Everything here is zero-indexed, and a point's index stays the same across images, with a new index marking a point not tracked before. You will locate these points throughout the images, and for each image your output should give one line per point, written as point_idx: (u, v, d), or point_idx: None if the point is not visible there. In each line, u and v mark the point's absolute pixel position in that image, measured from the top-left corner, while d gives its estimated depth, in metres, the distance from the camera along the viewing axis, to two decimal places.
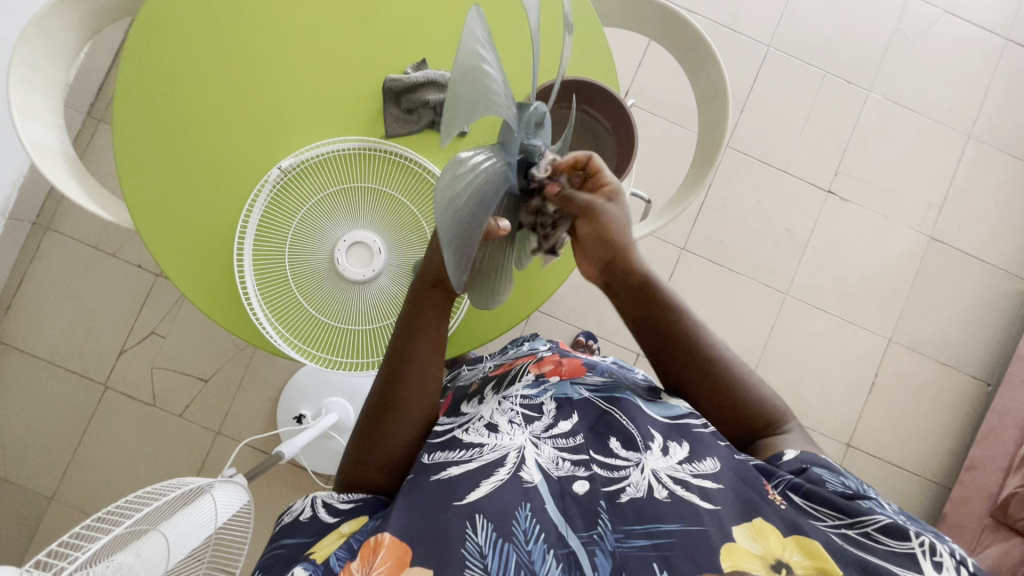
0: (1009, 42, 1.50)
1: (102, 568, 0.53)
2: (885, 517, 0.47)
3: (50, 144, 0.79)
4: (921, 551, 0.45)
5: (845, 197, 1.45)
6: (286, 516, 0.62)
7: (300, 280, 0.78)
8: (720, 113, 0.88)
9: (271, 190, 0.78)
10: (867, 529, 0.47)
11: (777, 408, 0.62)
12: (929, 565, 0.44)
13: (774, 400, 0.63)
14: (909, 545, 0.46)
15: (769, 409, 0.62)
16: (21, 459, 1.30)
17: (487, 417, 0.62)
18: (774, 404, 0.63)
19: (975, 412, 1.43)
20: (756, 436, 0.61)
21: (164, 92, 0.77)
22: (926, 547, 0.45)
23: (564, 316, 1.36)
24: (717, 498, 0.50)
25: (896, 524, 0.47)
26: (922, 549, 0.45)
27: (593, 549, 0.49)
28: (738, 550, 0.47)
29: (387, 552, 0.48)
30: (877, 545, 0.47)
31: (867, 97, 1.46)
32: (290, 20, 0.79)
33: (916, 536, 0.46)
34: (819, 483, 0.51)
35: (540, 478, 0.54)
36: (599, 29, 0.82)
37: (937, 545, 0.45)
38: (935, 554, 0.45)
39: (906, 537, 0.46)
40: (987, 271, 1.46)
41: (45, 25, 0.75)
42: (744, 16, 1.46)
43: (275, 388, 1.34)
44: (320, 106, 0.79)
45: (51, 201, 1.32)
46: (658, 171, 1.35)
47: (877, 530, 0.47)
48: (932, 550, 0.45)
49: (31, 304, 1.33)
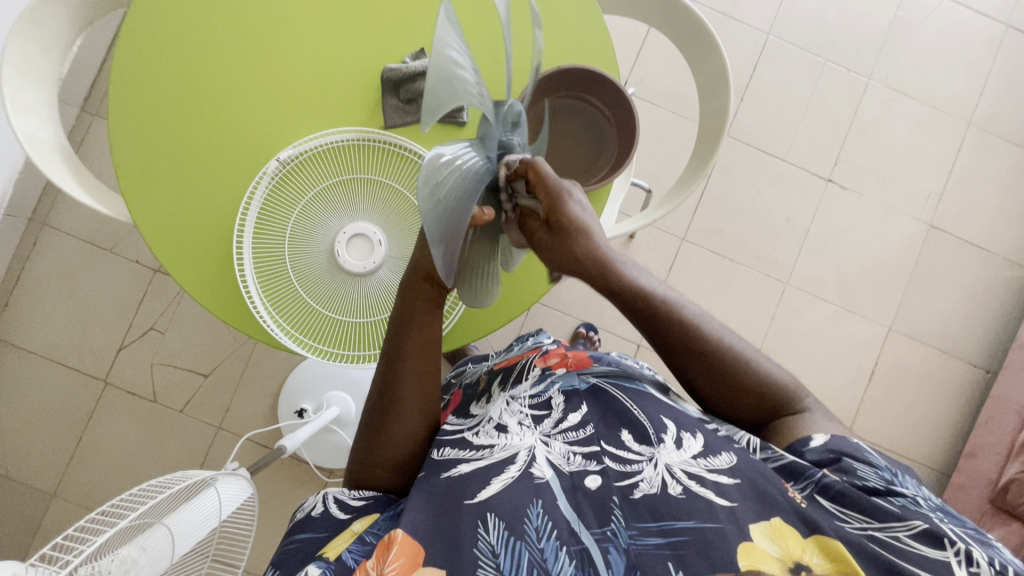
0: (1009, 29, 1.49)
1: (108, 562, 0.52)
2: (923, 523, 0.46)
3: (45, 137, 0.78)
4: (957, 560, 0.44)
5: (845, 185, 1.44)
6: (298, 512, 0.61)
7: (300, 273, 0.77)
8: (721, 100, 0.87)
9: (270, 182, 0.77)
10: (897, 534, 0.46)
11: (791, 387, 0.61)
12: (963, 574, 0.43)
13: (787, 379, 0.61)
14: (944, 553, 0.44)
15: (784, 387, 0.61)
16: (22, 456, 1.30)
17: (496, 419, 0.61)
18: (789, 383, 0.61)
19: (975, 398, 1.44)
20: (771, 418, 0.61)
21: (163, 76, 0.76)
22: (961, 556, 0.43)
23: (564, 307, 1.36)
24: (733, 493, 0.50)
25: (930, 530, 0.45)
26: (958, 558, 0.44)
27: (607, 546, 0.50)
28: (757, 551, 0.47)
29: (400, 549, 0.48)
30: (910, 549, 0.45)
31: (867, 84, 1.46)
32: (291, 14, 0.78)
33: (952, 544, 0.44)
34: (850, 474, 0.51)
35: (551, 474, 0.54)
36: (598, 16, 0.81)
37: (975, 552, 0.44)
38: (972, 564, 0.43)
39: (942, 546, 0.44)
40: (987, 258, 1.46)
41: (36, 19, 0.74)
42: (744, 4, 1.45)
43: (274, 382, 1.34)
44: (320, 98, 0.79)
45: (47, 196, 1.31)
46: (657, 162, 1.35)
47: (909, 535, 0.46)
48: (968, 560, 0.43)
49: (28, 300, 1.32)
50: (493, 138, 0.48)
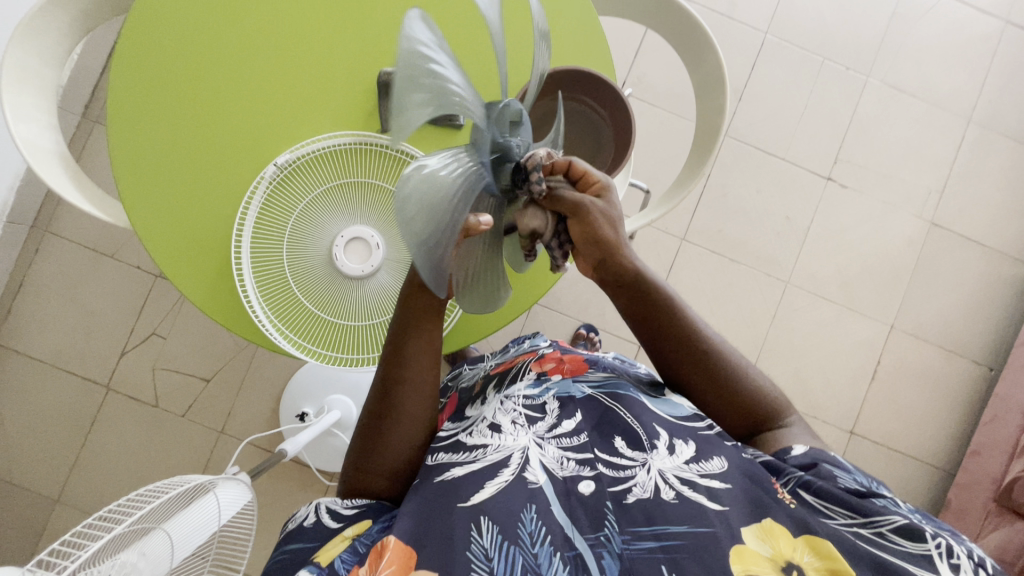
0: (1009, 25, 1.48)
1: (107, 567, 0.52)
2: (902, 518, 0.48)
3: (45, 144, 0.79)
4: (938, 552, 0.45)
5: (845, 183, 1.44)
6: (291, 522, 0.61)
7: (299, 278, 0.77)
8: (718, 100, 0.86)
9: (268, 187, 0.77)
10: (881, 529, 0.48)
11: (778, 400, 0.63)
12: (945, 566, 0.45)
13: (774, 392, 0.63)
14: (925, 547, 0.46)
15: (772, 401, 0.62)
16: (25, 462, 1.30)
17: (490, 418, 0.62)
18: (775, 396, 0.63)
19: (979, 396, 1.43)
20: (758, 430, 0.62)
21: (163, 80, 0.77)
22: (942, 549, 0.45)
23: (564, 309, 1.36)
24: (725, 498, 0.50)
25: (911, 525, 0.47)
26: (939, 551, 0.45)
27: (600, 551, 0.49)
28: (748, 553, 0.47)
29: (392, 556, 0.47)
30: (893, 545, 0.47)
31: (866, 82, 1.45)
32: (288, 19, 0.78)
33: (932, 537, 0.46)
34: (830, 479, 0.52)
35: (545, 479, 0.54)
36: (594, 18, 0.81)
37: (955, 546, 0.46)
38: (953, 556, 0.45)
39: (922, 539, 0.46)
40: (989, 255, 1.45)
41: (35, 27, 0.74)
42: (741, 4, 1.45)
43: (275, 387, 1.34)
44: (317, 103, 0.79)
45: (49, 204, 1.32)
46: (656, 162, 1.35)
47: (890, 530, 0.48)
48: (948, 552, 0.45)
49: (30, 307, 1.32)
50: (488, 143, 0.45)
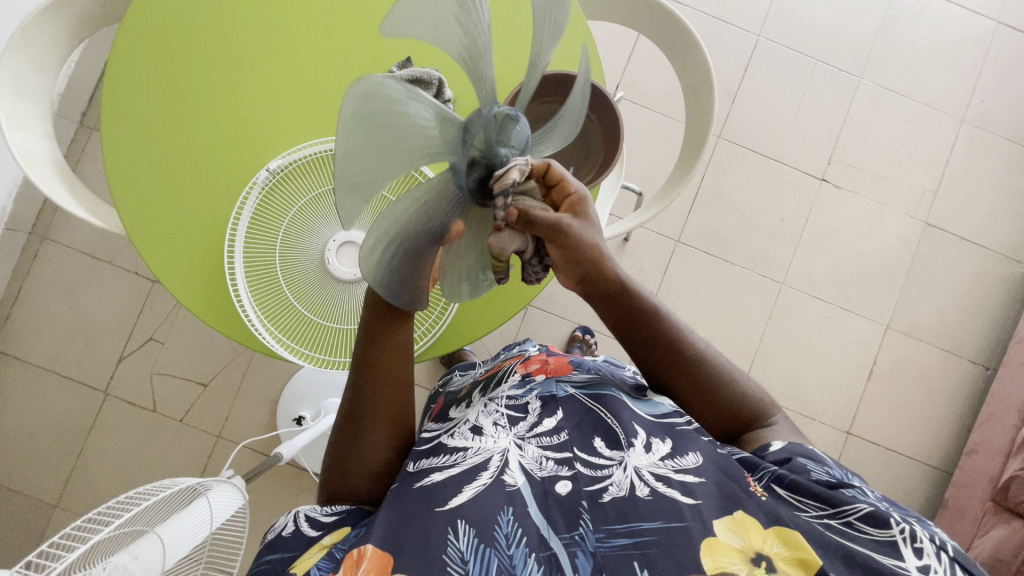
0: (1001, 25, 1.49)
1: (100, 568, 0.53)
2: (867, 505, 0.48)
3: (40, 152, 0.80)
4: (902, 538, 0.46)
5: (838, 183, 1.44)
6: (268, 533, 0.61)
7: (291, 281, 0.78)
8: (707, 103, 0.87)
9: (260, 192, 0.78)
10: (848, 518, 0.48)
11: (763, 402, 0.63)
12: (910, 552, 0.46)
13: (758, 395, 0.63)
14: (890, 533, 0.47)
15: (756, 403, 0.62)
16: (24, 468, 1.31)
17: (472, 420, 0.62)
18: (760, 398, 0.63)
19: (975, 395, 1.43)
20: (743, 430, 0.62)
21: (158, 86, 0.78)
22: (906, 534, 0.46)
23: (559, 312, 1.36)
24: (698, 492, 0.51)
25: (877, 512, 0.48)
26: (903, 536, 0.46)
27: (574, 550, 0.50)
28: (719, 545, 0.48)
29: (370, 562, 0.48)
30: (860, 533, 0.48)
31: (858, 84, 1.46)
32: (280, 25, 0.79)
33: (897, 523, 0.47)
34: (802, 472, 0.52)
35: (523, 481, 0.54)
36: (583, 23, 0.81)
37: (918, 531, 0.47)
38: (916, 540, 0.46)
39: (887, 525, 0.47)
40: (984, 254, 1.45)
41: (30, 36, 0.75)
42: (733, 6, 1.45)
43: (273, 390, 1.34)
44: (309, 110, 0.80)
45: (47, 211, 1.33)
46: (649, 164, 1.35)
47: (858, 518, 0.48)
48: (912, 537, 0.46)
49: (29, 313, 1.33)
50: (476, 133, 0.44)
